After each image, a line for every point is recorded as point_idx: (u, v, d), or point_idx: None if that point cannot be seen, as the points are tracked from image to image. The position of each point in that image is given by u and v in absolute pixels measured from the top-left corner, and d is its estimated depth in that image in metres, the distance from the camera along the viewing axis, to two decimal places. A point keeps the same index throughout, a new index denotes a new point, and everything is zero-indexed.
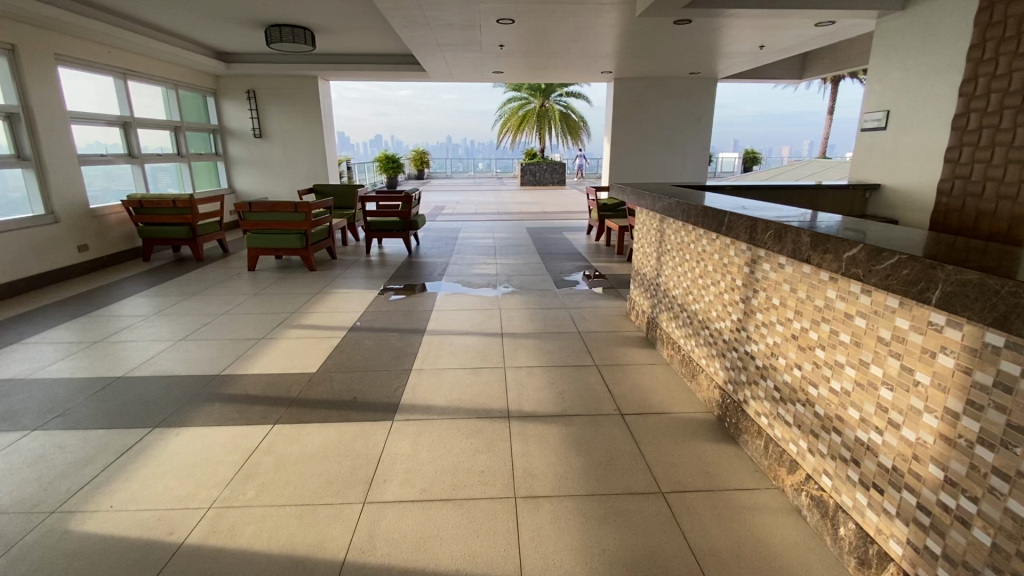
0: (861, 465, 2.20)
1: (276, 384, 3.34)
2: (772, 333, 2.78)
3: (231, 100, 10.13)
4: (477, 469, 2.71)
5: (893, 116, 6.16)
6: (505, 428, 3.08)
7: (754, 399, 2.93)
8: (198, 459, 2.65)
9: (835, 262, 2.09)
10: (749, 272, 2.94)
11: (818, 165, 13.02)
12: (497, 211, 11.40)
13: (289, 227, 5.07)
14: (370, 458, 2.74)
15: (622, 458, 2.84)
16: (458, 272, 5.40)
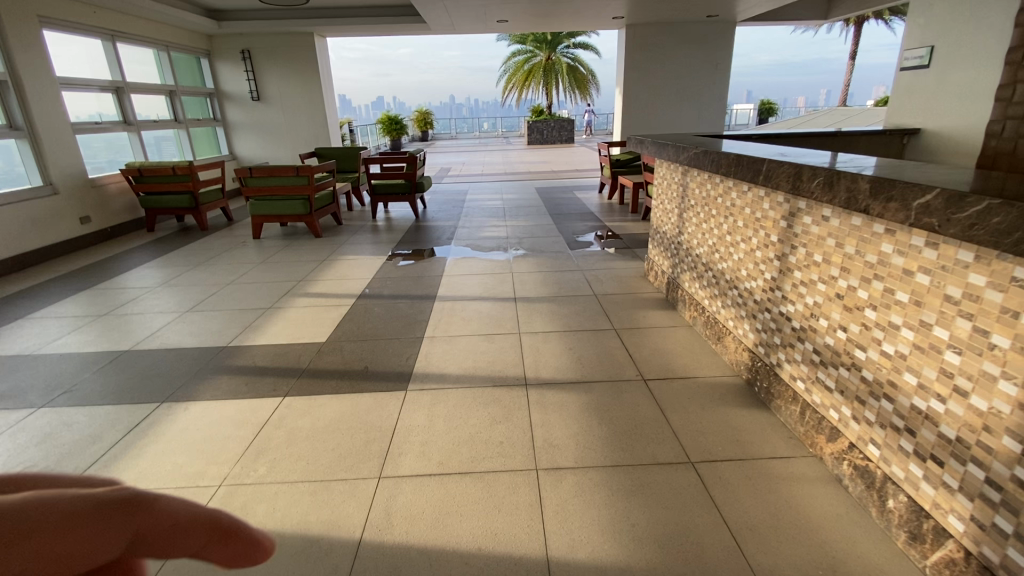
0: (916, 435, 2.00)
1: (284, 356, 3.27)
2: (812, 292, 2.58)
3: (226, 61, 9.79)
4: (496, 441, 2.59)
5: (938, 52, 5.77)
6: (522, 396, 2.95)
7: (789, 362, 2.77)
8: (206, 435, 2.59)
9: (901, 212, 1.88)
10: (788, 226, 2.73)
11: (840, 114, 12.47)
12: (505, 172, 11.11)
13: (292, 193, 4.91)
14: (384, 432, 2.66)
15: (647, 426, 2.71)
16: (467, 236, 5.24)
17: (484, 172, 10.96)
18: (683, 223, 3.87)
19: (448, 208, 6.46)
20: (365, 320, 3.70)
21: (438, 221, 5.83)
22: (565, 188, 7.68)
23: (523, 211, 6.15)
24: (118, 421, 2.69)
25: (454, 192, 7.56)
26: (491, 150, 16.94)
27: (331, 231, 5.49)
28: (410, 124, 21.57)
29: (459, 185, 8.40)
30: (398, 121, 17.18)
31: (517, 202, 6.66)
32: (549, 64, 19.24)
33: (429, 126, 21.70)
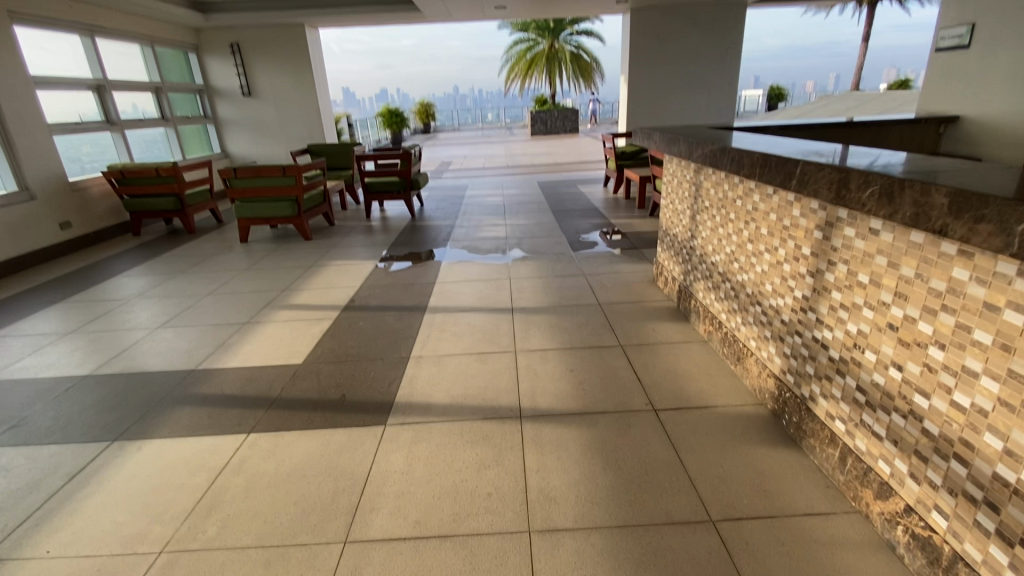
0: (1001, 513, 1.51)
1: (256, 382, 2.88)
2: (854, 318, 2.09)
3: (214, 54, 8.40)
4: (483, 492, 2.20)
5: (979, 30, 5.19)
6: (516, 432, 2.56)
7: (824, 397, 2.29)
8: (155, 487, 2.20)
9: (995, 237, 1.31)
10: (824, 239, 2.25)
11: (855, 98, 11.97)
12: (508, 164, 10.81)
13: (279, 193, 4.67)
14: (358, 478, 2.28)
15: (659, 474, 2.30)
16: (464, 238, 4.93)
17: (485, 166, 10.62)
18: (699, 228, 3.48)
19: (445, 206, 6.16)
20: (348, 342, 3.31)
21: (434, 221, 5.54)
22: (568, 183, 7.34)
23: (524, 208, 5.84)
24: (70, 456, 2.41)
25: (452, 189, 7.26)
26: (493, 142, 16.59)
27: (322, 233, 5.23)
28: (411, 116, 21.23)
29: (456, 180, 8.08)
30: (398, 114, 16.84)
31: (518, 199, 6.35)
32: (552, 52, 18.77)
33: (431, 118, 21.35)
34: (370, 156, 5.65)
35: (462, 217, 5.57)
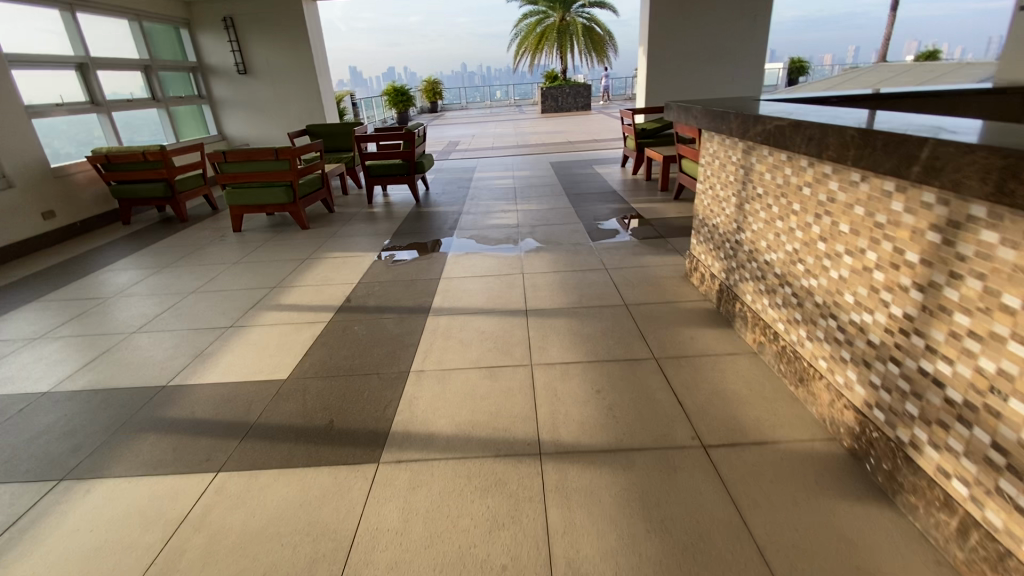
0: None
1: (234, 397, 2.11)
2: (978, 335, 1.33)
3: (209, 30, 6.93)
4: (495, 564, 1.43)
5: None
6: (534, 476, 1.73)
7: (919, 440, 1.54)
8: (87, 554, 1.48)
9: None
10: (924, 226, 1.48)
11: (887, 70, 11.19)
12: (518, 145, 10.34)
13: (273, 178, 4.32)
14: (343, 541, 1.51)
15: (716, 539, 1.49)
16: (473, 224, 4.46)
17: (494, 146, 10.17)
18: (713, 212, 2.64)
19: (452, 190, 5.77)
20: (345, 342, 2.49)
21: (441, 205, 5.16)
22: (583, 163, 6.89)
23: (536, 192, 5.44)
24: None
25: (460, 171, 6.85)
26: (502, 120, 16.09)
27: (320, 219, 4.88)
28: (418, 94, 20.75)
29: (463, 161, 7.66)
30: (404, 91, 16.34)
31: (529, 182, 5.94)
32: (563, 25, 18.03)
33: (439, 96, 20.79)
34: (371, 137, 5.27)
35: (471, 201, 5.18)
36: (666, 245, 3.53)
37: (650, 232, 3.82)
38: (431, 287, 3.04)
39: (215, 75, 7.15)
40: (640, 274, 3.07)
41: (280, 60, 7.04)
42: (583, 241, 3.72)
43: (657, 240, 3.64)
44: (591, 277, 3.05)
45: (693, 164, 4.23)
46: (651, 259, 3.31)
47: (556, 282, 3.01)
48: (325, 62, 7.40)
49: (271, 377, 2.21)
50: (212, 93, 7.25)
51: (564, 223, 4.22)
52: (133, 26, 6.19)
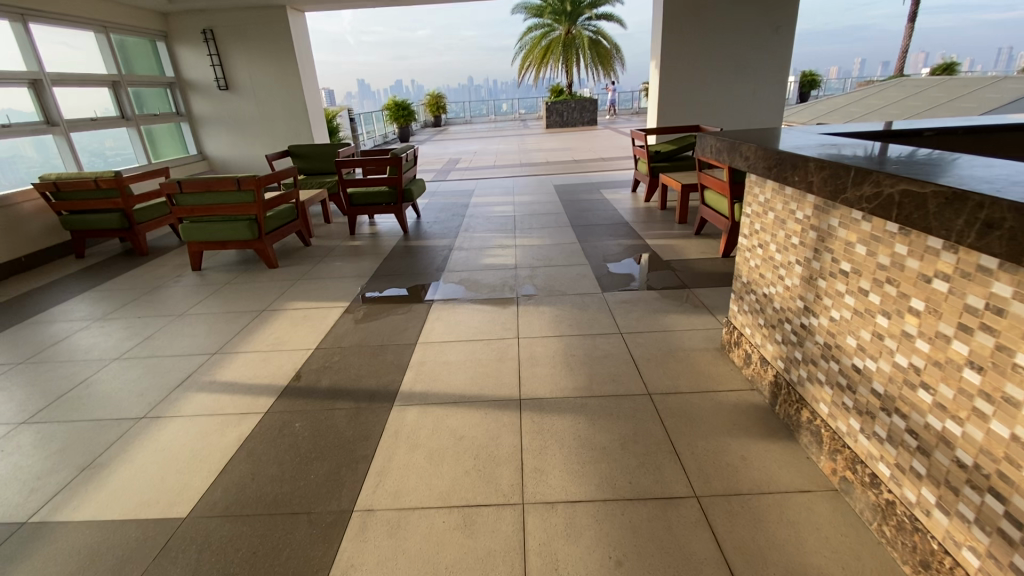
0: None
1: (103, 551, 1.48)
2: None
3: (188, 43, 6.46)
4: None
5: None
6: None
7: None
8: None
9: None
10: None
11: (913, 85, 10.53)
12: (520, 163, 9.79)
13: (234, 212, 3.75)
14: None
15: None
16: (464, 262, 3.85)
17: (496, 165, 9.61)
18: (769, 279, 1.87)
19: (445, 219, 5.20)
20: (276, 453, 1.84)
21: (430, 238, 4.58)
22: (590, 188, 6.31)
23: (539, 222, 4.84)
24: None
25: (456, 196, 6.28)
26: (506, 135, 15.59)
27: (293, 254, 4.29)
28: (421, 109, 20.33)
29: (460, 184, 7.10)
30: (406, 106, 15.89)
31: (531, 210, 5.35)
32: (569, 38, 17.60)
33: (442, 110, 20.37)
34: (354, 163, 4.68)
35: (465, 234, 4.59)
36: (694, 299, 2.90)
37: (672, 279, 3.20)
38: (404, 358, 2.43)
39: (194, 91, 6.67)
40: (666, 342, 2.44)
41: (264, 74, 6.55)
42: (593, 291, 3.10)
43: (681, 291, 3.02)
44: (604, 345, 2.42)
45: (721, 196, 3.63)
46: (678, 319, 2.67)
47: (561, 352, 2.38)
48: (314, 77, 6.91)
49: (159, 520, 1.58)
50: (191, 110, 6.77)
51: (570, 265, 3.61)
52: (101, 39, 5.68)
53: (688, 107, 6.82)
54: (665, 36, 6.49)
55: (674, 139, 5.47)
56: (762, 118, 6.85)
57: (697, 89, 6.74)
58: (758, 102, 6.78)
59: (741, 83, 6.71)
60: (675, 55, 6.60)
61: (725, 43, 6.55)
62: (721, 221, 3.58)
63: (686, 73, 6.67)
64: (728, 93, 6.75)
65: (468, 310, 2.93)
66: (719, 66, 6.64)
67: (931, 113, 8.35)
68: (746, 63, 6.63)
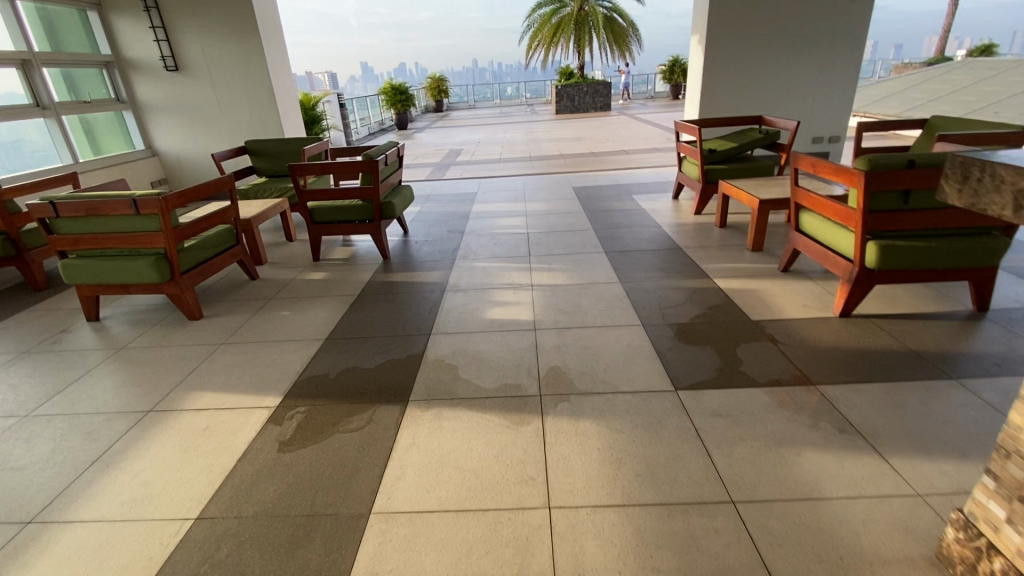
0: None
1: None
2: None
3: (126, 13, 5.28)
4: None
5: None
6: None
7: None
8: None
9: None
10: None
11: (979, 66, 9.20)
12: (531, 156, 8.62)
13: (133, 244, 2.65)
14: None
15: None
16: (460, 310, 2.75)
17: (502, 159, 8.41)
18: None
19: (439, 239, 4.08)
20: None
21: (419, 268, 3.47)
22: (619, 193, 5.16)
23: (560, 246, 3.72)
24: None
25: (454, 203, 5.14)
26: (512, 123, 14.37)
27: (232, 292, 3.19)
28: (420, 93, 18.90)
29: (460, 185, 5.95)
30: (403, 90, 14.47)
31: (547, 225, 4.22)
32: (581, 16, 16.15)
33: (443, 94, 19.00)
34: (313, 171, 3.48)
35: (464, 263, 3.48)
36: (828, 409, 1.79)
37: (781, 364, 2.07)
38: (343, 557, 1.33)
39: (138, 72, 5.53)
40: (822, 533, 1.33)
41: (221, 52, 5.40)
42: (659, 381, 2.00)
43: (802, 391, 1.90)
44: (712, 542, 1.31)
45: (836, 227, 2.49)
46: (824, 464, 1.55)
47: (633, 559, 1.27)
48: (283, 55, 5.74)
49: None
50: (136, 96, 5.64)
51: (613, 324, 2.50)
52: (8, 7, 4.52)
53: (736, 93, 5.62)
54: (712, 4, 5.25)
55: (730, 134, 4.30)
56: (825, 106, 5.66)
57: (749, 70, 5.53)
58: (822, 88, 5.59)
59: (802, 63, 5.50)
60: (723, 27, 5.36)
61: (786, 13, 5.33)
62: (838, 263, 2.45)
63: (736, 50, 5.44)
64: (786, 75, 5.55)
65: (464, 422, 1.82)
66: (776, 42, 5.42)
67: (1014, 100, 7.11)
68: (810, 38, 5.41)
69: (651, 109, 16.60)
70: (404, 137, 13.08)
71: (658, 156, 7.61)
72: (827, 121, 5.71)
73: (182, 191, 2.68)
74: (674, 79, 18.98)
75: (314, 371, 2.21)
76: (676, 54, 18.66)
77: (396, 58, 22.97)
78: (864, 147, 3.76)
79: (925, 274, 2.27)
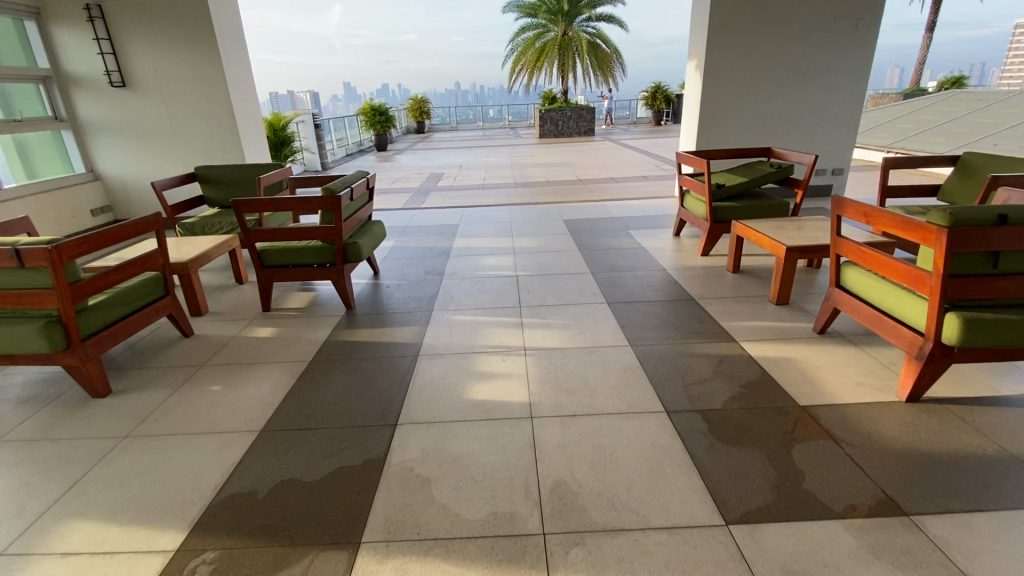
0: None
1: None
2: None
3: (67, 25, 4.73)
4: None
5: None
6: None
7: None
8: None
9: None
10: None
11: (965, 98, 9.15)
12: (516, 182, 8.20)
13: (19, 305, 2.08)
14: None
15: None
16: (438, 382, 2.24)
17: (485, 185, 7.97)
18: None
19: (415, 281, 3.55)
20: None
21: (389, 321, 2.93)
22: (614, 227, 4.73)
23: (554, 293, 3.24)
24: None
25: (433, 236, 4.63)
26: (495, 146, 14.04)
27: (159, 355, 2.61)
28: (400, 113, 18.49)
29: (440, 215, 5.46)
30: (382, 110, 14.01)
31: (538, 266, 3.73)
32: (565, 40, 16.06)
33: (425, 116, 18.66)
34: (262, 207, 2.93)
35: (443, 314, 2.96)
36: (938, 559, 1.31)
37: (853, 478, 1.60)
38: None
39: (80, 89, 4.95)
40: None
41: (174, 68, 4.88)
42: (700, 507, 1.50)
43: (894, 526, 1.42)
44: None
45: (896, 290, 2.06)
46: None
47: None
48: (246, 73, 5.24)
49: None
50: (77, 115, 5.05)
51: (628, 406, 2.01)
52: None
53: (736, 122, 5.29)
54: (712, 28, 4.93)
55: (737, 168, 3.91)
56: (827, 137, 5.36)
57: (750, 99, 5.21)
58: (824, 118, 5.30)
59: (805, 92, 5.20)
60: (722, 53, 5.03)
61: (789, 39, 5.03)
62: (900, 334, 2.01)
63: (736, 77, 5.12)
64: (787, 105, 5.25)
65: None
66: (778, 69, 5.12)
67: (1009, 133, 6.96)
68: (812, 66, 5.13)
69: (634, 134, 16.49)
70: (383, 159, 12.61)
71: (649, 185, 7.26)
72: (830, 152, 5.42)
73: (100, 231, 2.21)
74: (656, 105, 19.03)
75: (239, 487, 1.66)
76: (658, 81, 18.77)
77: (376, 78, 22.59)
78: (888, 185, 3.40)
79: (1012, 351, 1.84)
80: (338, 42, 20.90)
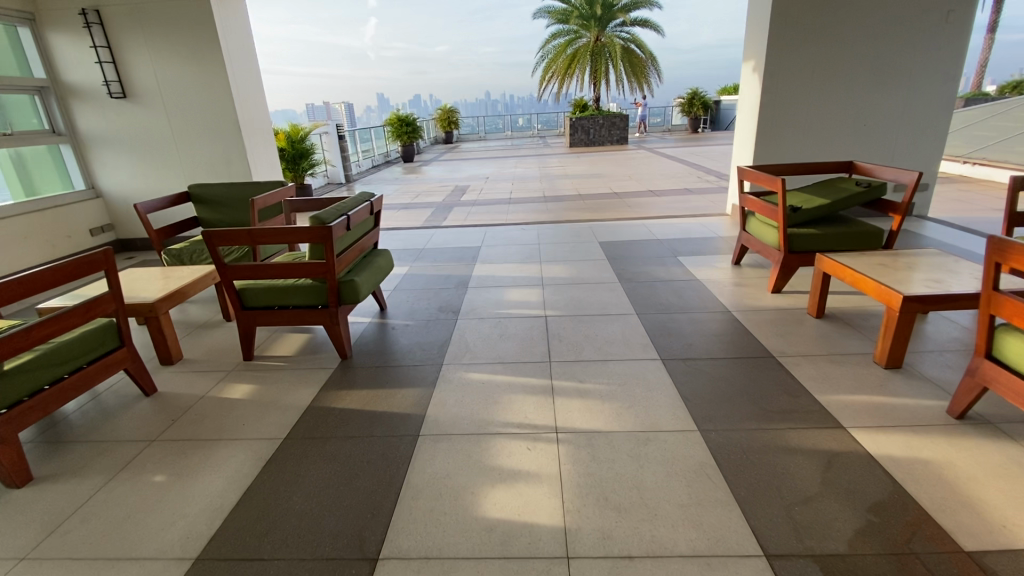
0: None
1: None
2: None
3: (63, 32, 4.44)
4: None
5: None
6: None
7: None
8: None
9: None
10: None
11: None
12: (545, 196, 7.65)
13: None
14: None
15: None
16: (443, 478, 1.68)
17: (512, 199, 7.44)
18: None
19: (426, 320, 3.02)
20: None
21: (391, 376, 2.39)
22: (659, 251, 4.10)
23: (592, 343, 2.65)
24: None
25: (451, 262, 4.09)
26: (524, 156, 13.54)
27: (110, 422, 2.15)
28: (428, 123, 18.22)
29: (461, 235, 4.93)
30: (409, 120, 13.67)
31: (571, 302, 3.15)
32: (597, 46, 15.49)
33: (453, 125, 18.35)
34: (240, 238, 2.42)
35: (456, 369, 2.41)
36: None
37: None
38: None
39: (80, 100, 4.67)
40: None
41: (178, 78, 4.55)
42: None
43: None
44: None
45: None
46: None
47: None
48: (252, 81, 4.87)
49: None
50: (77, 128, 4.77)
51: (709, 541, 1.40)
52: None
53: (797, 132, 4.60)
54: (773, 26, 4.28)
55: (813, 187, 3.26)
56: (906, 147, 4.63)
57: (816, 106, 4.53)
58: (904, 127, 4.57)
59: (883, 97, 4.49)
60: (785, 54, 4.37)
61: (864, 35, 4.32)
62: None
63: (801, 82, 4.45)
64: (858, 111, 4.53)
65: None
66: (849, 70, 4.42)
67: None
68: (892, 66, 4.40)
69: (670, 143, 15.77)
70: (409, 171, 12.24)
71: (692, 200, 6.58)
72: (908, 164, 4.68)
73: (19, 277, 1.79)
74: (692, 111, 18.41)
75: None
76: (694, 87, 18.10)
77: (405, 87, 22.43)
78: (1018, 211, 2.71)
79: None
80: (368, 53, 20.82)
